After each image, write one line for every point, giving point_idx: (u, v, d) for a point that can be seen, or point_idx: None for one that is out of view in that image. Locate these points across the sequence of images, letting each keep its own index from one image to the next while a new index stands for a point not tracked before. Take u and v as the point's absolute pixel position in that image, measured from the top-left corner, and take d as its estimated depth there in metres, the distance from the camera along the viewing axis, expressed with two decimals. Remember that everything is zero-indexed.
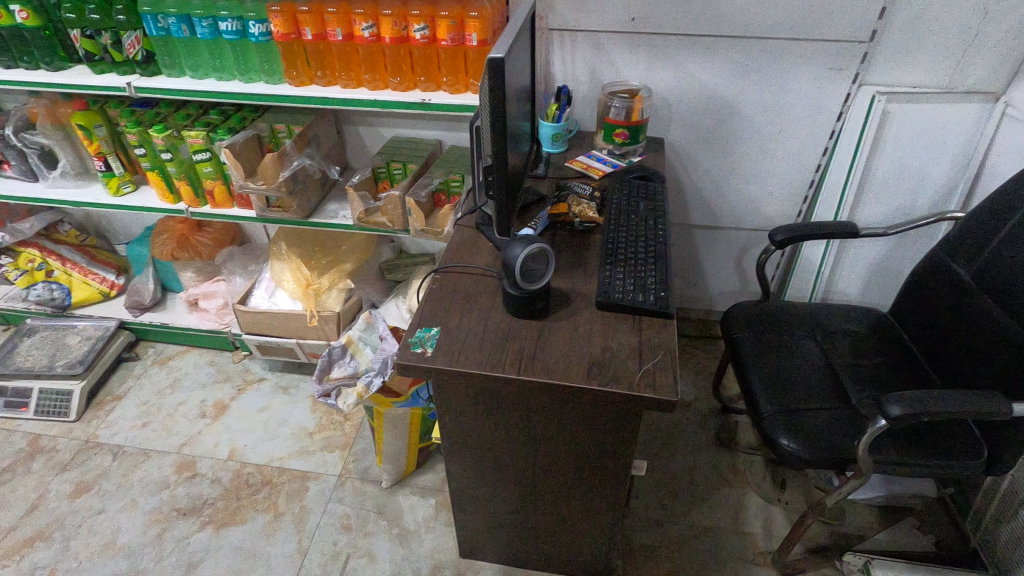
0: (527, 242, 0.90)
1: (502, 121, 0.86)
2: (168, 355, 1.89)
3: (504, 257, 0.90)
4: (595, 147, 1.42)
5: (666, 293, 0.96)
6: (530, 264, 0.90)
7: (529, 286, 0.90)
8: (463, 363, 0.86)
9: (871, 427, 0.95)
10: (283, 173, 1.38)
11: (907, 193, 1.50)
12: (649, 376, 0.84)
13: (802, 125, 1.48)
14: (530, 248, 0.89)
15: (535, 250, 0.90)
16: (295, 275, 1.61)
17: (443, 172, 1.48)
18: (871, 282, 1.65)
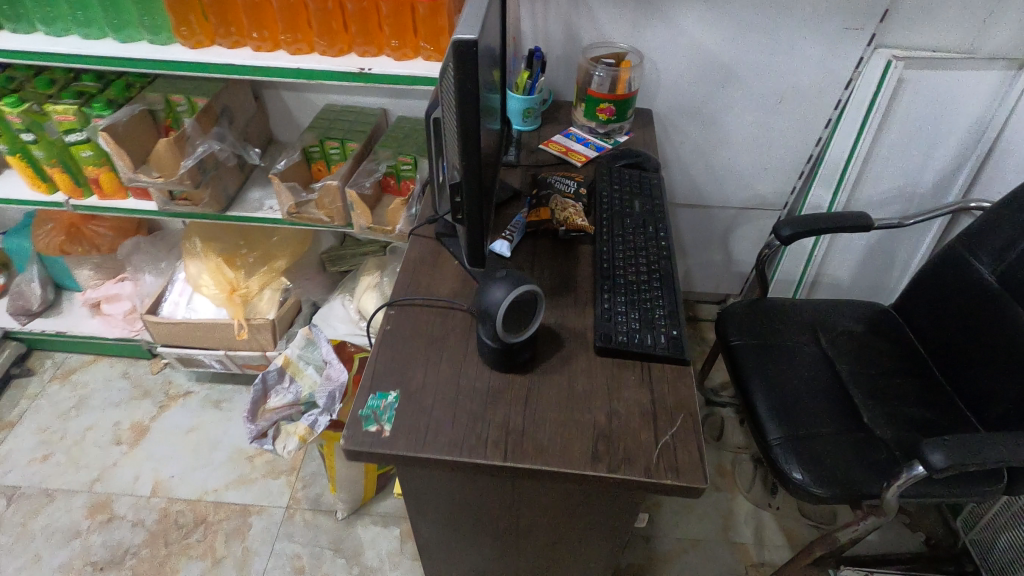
0: (513, 283, 0.70)
1: (476, 127, 0.61)
2: (70, 369, 1.60)
3: (484, 302, 0.70)
4: (574, 124, 1.19)
5: (679, 331, 0.77)
6: (517, 310, 0.70)
7: (512, 338, 0.70)
8: (431, 447, 0.67)
9: (907, 475, 0.83)
10: (184, 163, 1.08)
11: (914, 170, 1.35)
12: (669, 455, 0.66)
13: (806, 93, 1.29)
14: (518, 290, 0.69)
15: (523, 293, 0.70)
16: (216, 278, 1.35)
17: (391, 153, 1.22)
18: (866, 265, 1.53)
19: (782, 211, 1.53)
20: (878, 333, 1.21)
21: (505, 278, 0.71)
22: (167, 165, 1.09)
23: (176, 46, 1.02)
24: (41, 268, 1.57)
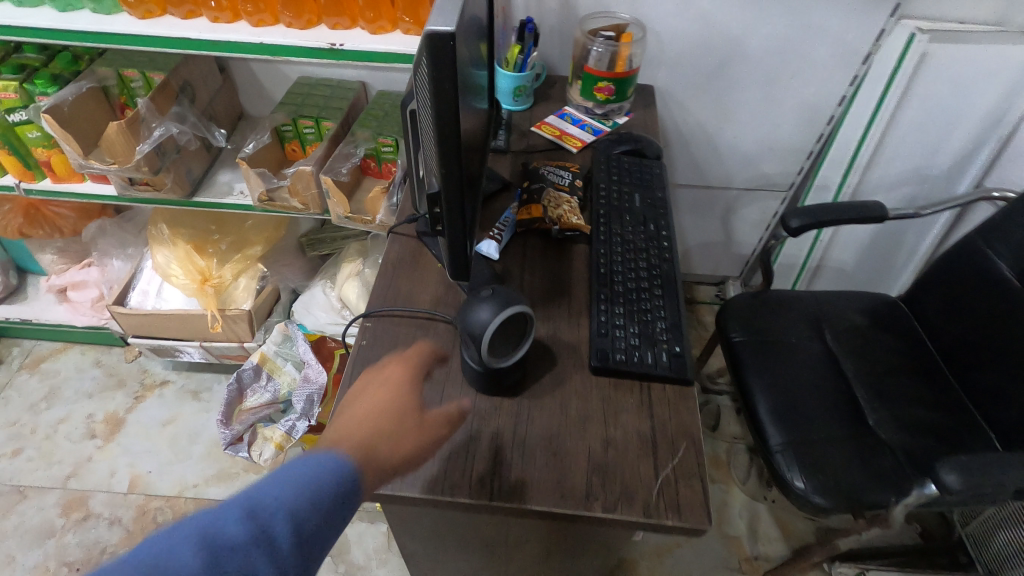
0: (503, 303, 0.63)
1: (455, 133, 0.52)
2: (39, 357, 1.53)
3: (467, 322, 0.63)
4: (569, 103, 1.10)
5: (682, 348, 0.71)
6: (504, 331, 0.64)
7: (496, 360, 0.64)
8: (409, 484, 0.60)
9: (918, 493, 0.79)
10: (140, 148, 0.97)
11: (928, 152, 1.25)
12: (669, 491, 0.61)
13: (821, 67, 1.19)
14: (504, 313, 0.61)
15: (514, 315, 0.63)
16: (185, 267, 1.26)
17: (370, 134, 1.12)
18: (871, 250, 1.42)
19: (788, 192, 1.45)
20: (884, 326, 1.15)
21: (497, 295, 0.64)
22: (120, 152, 0.98)
23: (124, 16, 0.91)
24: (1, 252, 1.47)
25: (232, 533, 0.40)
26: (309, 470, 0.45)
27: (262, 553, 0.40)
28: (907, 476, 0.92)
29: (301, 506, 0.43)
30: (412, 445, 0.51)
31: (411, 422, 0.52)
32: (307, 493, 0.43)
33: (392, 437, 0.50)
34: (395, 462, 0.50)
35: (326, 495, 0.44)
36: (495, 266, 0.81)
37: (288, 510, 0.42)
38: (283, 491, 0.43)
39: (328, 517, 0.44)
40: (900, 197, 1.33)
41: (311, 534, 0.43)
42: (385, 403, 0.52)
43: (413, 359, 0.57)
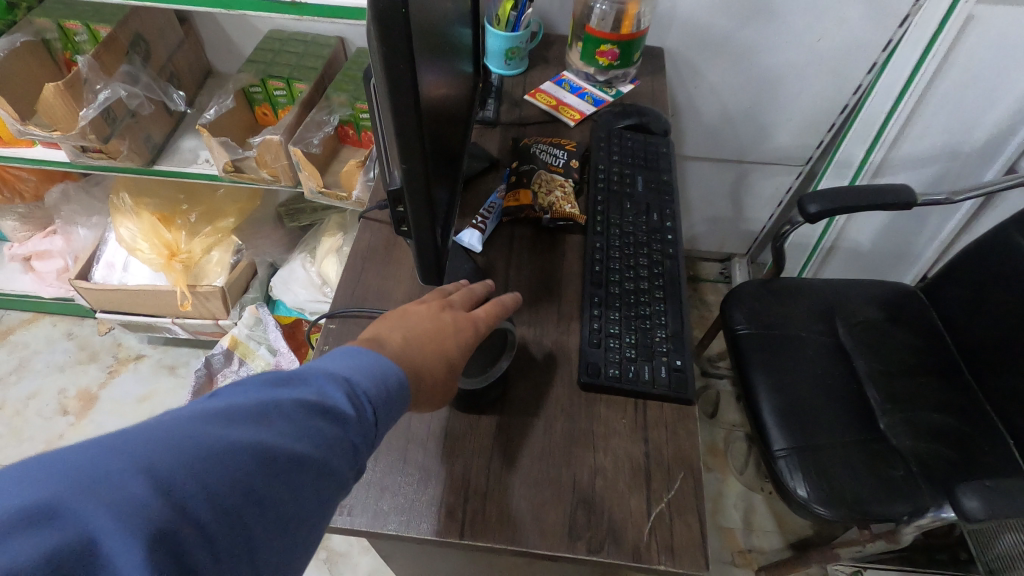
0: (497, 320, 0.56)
1: (418, 123, 0.43)
2: (8, 329, 1.46)
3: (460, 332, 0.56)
4: (568, 67, 0.98)
5: (683, 361, 0.63)
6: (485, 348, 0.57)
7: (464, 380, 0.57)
8: (369, 518, 0.54)
9: None
10: (83, 112, 0.87)
11: (961, 126, 1.10)
12: (663, 530, 0.54)
13: (852, 29, 1.06)
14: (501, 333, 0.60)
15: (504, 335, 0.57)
16: (150, 240, 1.17)
17: (347, 98, 1.01)
18: (890, 233, 1.32)
19: (804, 167, 1.34)
20: (900, 321, 1.06)
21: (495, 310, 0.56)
22: (61, 117, 0.88)
23: None
24: None
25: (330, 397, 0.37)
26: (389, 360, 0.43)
27: (360, 419, 0.38)
28: (918, 488, 0.86)
29: (385, 385, 0.41)
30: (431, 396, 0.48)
31: (450, 372, 0.50)
32: (391, 376, 0.42)
33: (428, 374, 0.47)
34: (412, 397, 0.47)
35: (403, 386, 0.43)
36: (477, 260, 0.72)
37: (374, 387, 0.40)
38: (362, 371, 0.41)
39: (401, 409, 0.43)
40: (925, 176, 1.20)
41: (387, 414, 0.41)
42: (444, 347, 0.49)
43: (489, 317, 0.55)
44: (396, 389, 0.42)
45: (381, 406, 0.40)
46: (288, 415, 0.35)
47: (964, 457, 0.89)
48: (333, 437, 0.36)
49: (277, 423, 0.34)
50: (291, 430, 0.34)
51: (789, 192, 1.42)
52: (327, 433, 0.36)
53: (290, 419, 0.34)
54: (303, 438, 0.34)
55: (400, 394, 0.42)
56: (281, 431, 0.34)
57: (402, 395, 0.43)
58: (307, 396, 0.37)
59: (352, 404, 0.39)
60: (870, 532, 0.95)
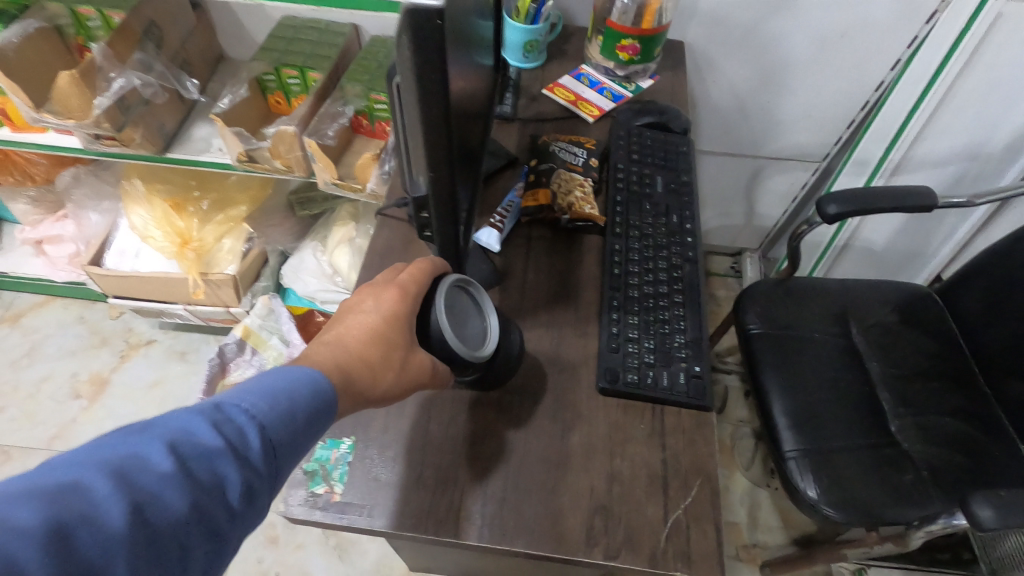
0: (435, 277, 0.55)
1: (448, 130, 0.42)
2: (19, 312, 1.47)
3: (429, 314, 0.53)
4: (586, 61, 0.97)
5: (702, 368, 0.63)
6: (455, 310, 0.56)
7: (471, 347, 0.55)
8: (390, 522, 0.54)
9: None
10: (98, 102, 0.87)
11: (984, 126, 1.08)
12: (679, 538, 0.54)
13: (877, 27, 1.04)
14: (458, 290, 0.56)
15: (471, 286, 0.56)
16: (164, 227, 1.18)
17: (361, 89, 0.99)
18: (905, 232, 1.30)
19: (821, 164, 1.33)
20: (914, 324, 1.06)
21: (428, 269, 0.54)
22: (77, 107, 0.88)
23: None
24: None
25: (211, 434, 0.35)
26: (300, 381, 0.41)
27: (244, 451, 0.36)
28: (928, 494, 0.86)
29: (288, 407, 0.40)
30: (399, 387, 0.49)
31: (398, 353, 0.49)
32: (297, 403, 0.40)
33: (375, 369, 0.47)
34: (368, 397, 0.47)
35: (318, 406, 0.41)
36: (495, 260, 0.72)
37: (273, 417, 0.38)
38: (259, 395, 0.39)
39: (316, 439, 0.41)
40: (945, 176, 1.17)
41: (288, 446, 0.38)
42: (373, 336, 0.48)
43: (418, 275, 0.53)
44: (302, 415, 0.40)
45: (283, 434, 0.38)
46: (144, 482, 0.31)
47: (975, 461, 0.89)
48: (212, 481, 0.34)
49: (140, 470, 0.32)
50: (155, 478, 0.32)
51: (805, 189, 1.40)
52: (209, 476, 0.34)
53: (153, 465, 0.32)
54: (165, 486, 0.32)
55: (309, 418, 0.41)
56: (144, 484, 0.31)
57: (318, 420, 0.41)
58: (184, 434, 0.34)
59: (239, 441, 0.36)
60: (878, 535, 0.97)
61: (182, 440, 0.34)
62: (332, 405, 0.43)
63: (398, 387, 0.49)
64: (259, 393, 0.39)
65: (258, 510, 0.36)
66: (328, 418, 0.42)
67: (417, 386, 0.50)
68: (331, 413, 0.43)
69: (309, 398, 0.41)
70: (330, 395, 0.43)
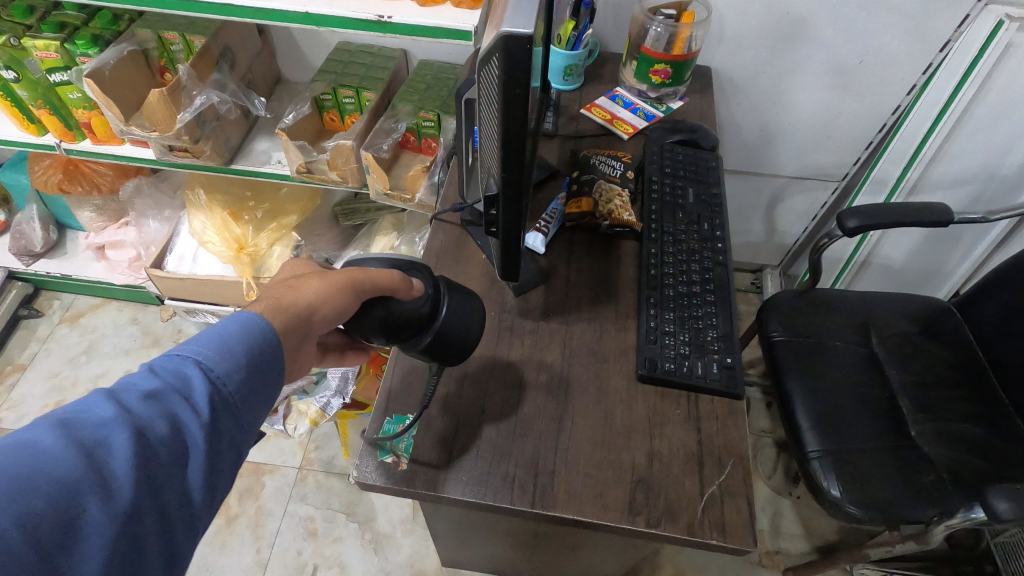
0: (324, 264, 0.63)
1: (522, 137, 0.50)
2: (79, 312, 1.57)
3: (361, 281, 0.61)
4: (621, 84, 1.05)
5: (733, 359, 0.69)
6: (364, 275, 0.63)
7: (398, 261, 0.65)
8: (453, 488, 0.60)
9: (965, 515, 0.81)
10: (181, 117, 0.96)
11: (998, 148, 1.13)
12: (715, 510, 0.59)
13: (894, 56, 1.11)
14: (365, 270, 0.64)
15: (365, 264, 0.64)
16: (222, 233, 1.27)
17: (412, 108, 1.08)
18: (923, 249, 1.35)
19: (840, 183, 1.38)
20: (933, 335, 1.10)
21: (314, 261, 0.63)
22: (161, 120, 0.97)
23: None
24: (40, 207, 1.48)
25: (151, 380, 0.40)
26: (232, 321, 0.45)
27: (183, 381, 0.41)
28: (948, 495, 0.89)
29: (223, 342, 0.43)
30: (330, 287, 0.54)
31: (310, 273, 0.55)
32: (232, 339, 0.44)
33: (296, 287, 0.52)
34: (307, 303, 0.51)
35: (256, 341, 0.45)
36: (540, 261, 0.79)
37: (210, 355, 0.42)
38: (194, 338, 0.43)
39: (268, 370, 0.45)
40: (961, 196, 1.23)
41: (230, 372, 0.42)
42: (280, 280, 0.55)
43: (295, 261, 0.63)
44: (243, 349, 0.44)
45: (223, 368, 0.42)
46: (81, 422, 0.37)
47: (994, 465, 0.92)
48: (155, 419, 0.39)
49: (85, 420, 0.37)
50: (96, 425, 0.37)
51: (825, 207, 1.46)
52: (153, 414, 0.39)
53: (96, 415, 0.38)
54: (106, 429, 0.37)
55: (251, 345, 0.44)
56: (87, 427, 0.37)
57: (262, 349, 0.45)
58: (128, 384, 0.40)
59: (181, 377, 0.41)
60: (900, 534, 1.01)
61: (124, 391, 0.40)
62: (269, 328, 0.46)
63: (332, 289, 0.54)
64: (197, 337, 0.43)
65: (218, 436, 0.41)
66: (264, 332, 0.46)
67: (350, 283, 0.55)
68: (262, 323, 0.46)
69: (245, 330, 0.45)
70: (262, 322, 0.46)
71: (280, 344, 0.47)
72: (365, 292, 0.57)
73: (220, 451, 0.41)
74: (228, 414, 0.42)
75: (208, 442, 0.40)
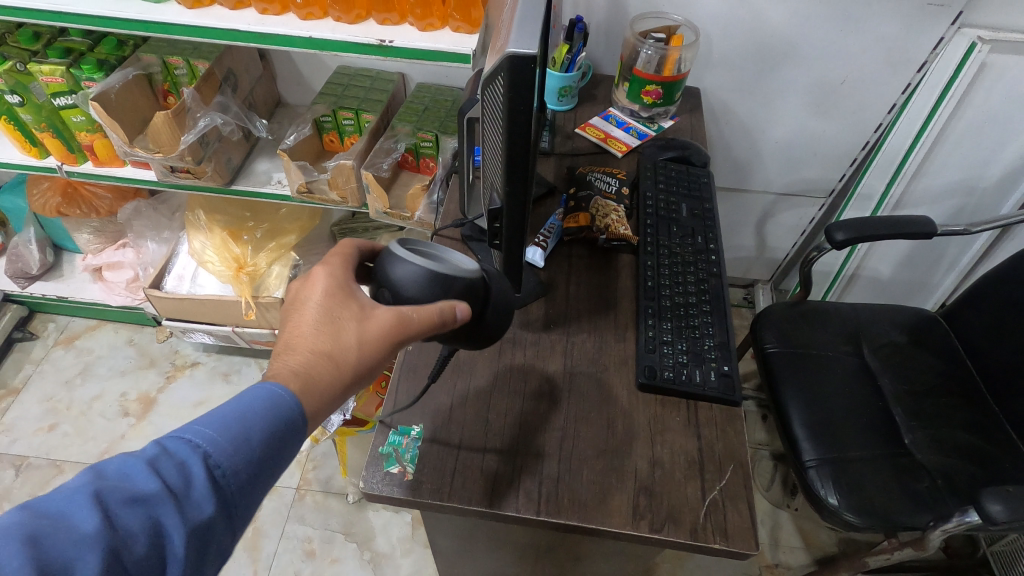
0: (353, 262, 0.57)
1: (526, 149, 0.52)
2: (74, 334, 1.57)
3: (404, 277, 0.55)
4: (614, 104, 1.09)
5: (731, 367, 0.71)
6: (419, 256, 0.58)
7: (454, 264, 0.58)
8: (458, 498, 0.60)
9: (959, 519, 0.83)
10: (185, 139, 0.99)
11: (977, 164, 1.18)
12: (717, 515, 0.60)
13: (874, 78, 1.16)
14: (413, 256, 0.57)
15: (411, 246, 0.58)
16: (222, 254, 1.28)
17: (411, 128, 1.11)
18: (909, 262, 1.38)
19: (827, 200, 1.42)
20: (923, 345, 1.12)
21: (354, 254, 0.58)
22: (166, 141, 0.99)
23: (173, 6, 0.88)
24: (38, 229, 1.49)
25: (149, 482, 0.40)
26: (258, 403, 0.45)
27: (182, 481, 0.41)
28: (942, 500, 0.91)
29: (239, 434, 0.44)
30: (369, 355, 0.51)
31: (350, 323, 0.51)
32: (251, 430, 0.44)
33: (332, 359, 0.49)
34: (346, 379, 0.50)
35: (274, 433, 0.45)
36: (540, 274, 0.81)
37: (221, 449, 0.43)
38: (206, 427, 0.43)
39: (276, 465, 0.45)
40: (945, 210, 1.26)
41: (237, 471, 0.43)
42: (314, 330, 0.50)
43: (341, 257, 0.56)
44: (258, 444, 0.44)
45: (231, 467, 0.43)
46: (59, 537, 0.36)
47: (986, 470, 0.94)
48: (139, 531, 0.38)
49: (63, 531, 0.36)
50: (74, 540, 0.36)
51: (813, 222, 1.50)
52: (139, 523, 0.39)
53: (77, 527, 0.37)
54: (83, 547, 0.36)
55: (266, 439, 0.44)
56: (61, 542, 0.36)
57: (275, 445, 0.45)
58: (120, 484, 0.40)
59: (182, 477, 0.41)
60: (897, 541, 1.04)
61: (112, 494, 0.39)
62: (295, 410, 0.46)
63: (373, 356, 0.51)
64: (213, 427, 0.43)
65: (205, 544, 0.41)
66: (292, 423, 0.46)
67: (392, 343, 0.52)
68: (291, 413, 0.46)
69: (265, 418, 0.45)
70: (287, 403, 0.46)
71: (300, 433, 0.47)
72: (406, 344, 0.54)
73: (205, 555, 0.41)
74: (223, 517, 0.42)
75: (195, 550, 0.40)
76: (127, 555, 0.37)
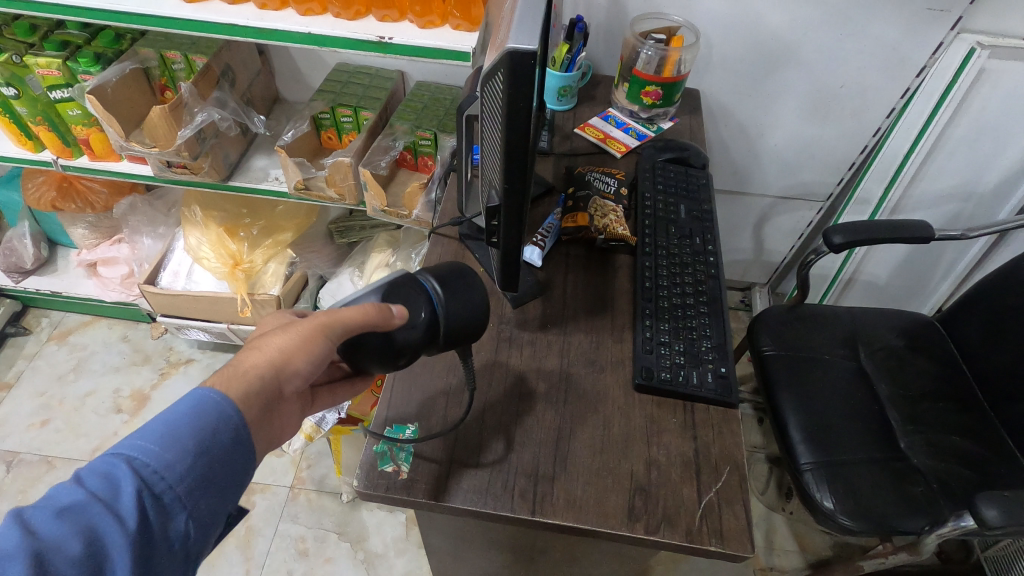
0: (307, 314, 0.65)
1: (524, 147, 0.52)
2: (68, 329, 1.56)
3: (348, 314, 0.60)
4: (613, 105, 1.09)
5: (727, 369, 0.70)
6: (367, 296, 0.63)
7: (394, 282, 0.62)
8: (452, 498, 0.60)
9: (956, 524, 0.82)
10: (182, 133, 0.98)
11: (974, 169, 1.18)
12: (712, 516, 0.60)
13: (873, 82, 1.15)
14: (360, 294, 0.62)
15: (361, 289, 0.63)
16: (217, 250, 1.27)
17: (409, 126, 1.11)
18: (906, 266, 1.39)
19: (825, 203, 1.42)
20: (919, 349, 1.13)
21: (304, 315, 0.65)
22: (162, 136, 0.99)
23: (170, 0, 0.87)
24: (33, 224, 1.48)
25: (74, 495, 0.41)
26: (183, 405, 0.47)
27: (111, 486, 0.42)
28: (937, 505, 0.91)
29: (165, 434, 0.45)
30: (294, 341, 0.55)
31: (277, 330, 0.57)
32: (180, 428, 0.46)
33: (259, 349, 0.55)
34: (273, 368, 0.54)
35: (205, 423, 0.47)
36: (538, 274, 0.81)
37: (149, 450, 0.44)
38: (129, 437, 0.45)
39: (217, 454, 0.47)
40: (942, 214, 1.27)
41: (169, 464, 0.44)
42: (252, 340, 0.57)
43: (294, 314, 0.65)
44: (187, 438, 0.46)
45: (164, 461, 0.44)
46: None
47: (981, 475, 0.94)
48: (69, 537, 0.40)
49: None
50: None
51: (810, 226, 1.50)
52: (68, 531, 0.40)
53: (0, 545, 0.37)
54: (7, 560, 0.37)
55: (196, 433, 0.46)
56: None
57: (210, 437, 0.47)
58: (44, 503, 0.41)
59: (110, 483, 0.42)
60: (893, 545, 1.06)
61: (37, 511, 0.40)
62: (221, 404, 0.48)
63: (300, 345, 0.55)
64: (139, 435, 0.45)
65: (149, 539, 0.42)
66: (222, 411, 0.48)
67: (321, 330, 0.56)
68: (216, 400, 0.48)
69: (192, 416, 0.47)
70: (212, 399, 0.48)
71: (238, 417, 0.49)
72: (344, 335, 0.57)
73: (151, 549, 0.42)
74: (163, 511, 0.44)
75: (136, 545, 0.41)
76: (59, 560, 0.38)
